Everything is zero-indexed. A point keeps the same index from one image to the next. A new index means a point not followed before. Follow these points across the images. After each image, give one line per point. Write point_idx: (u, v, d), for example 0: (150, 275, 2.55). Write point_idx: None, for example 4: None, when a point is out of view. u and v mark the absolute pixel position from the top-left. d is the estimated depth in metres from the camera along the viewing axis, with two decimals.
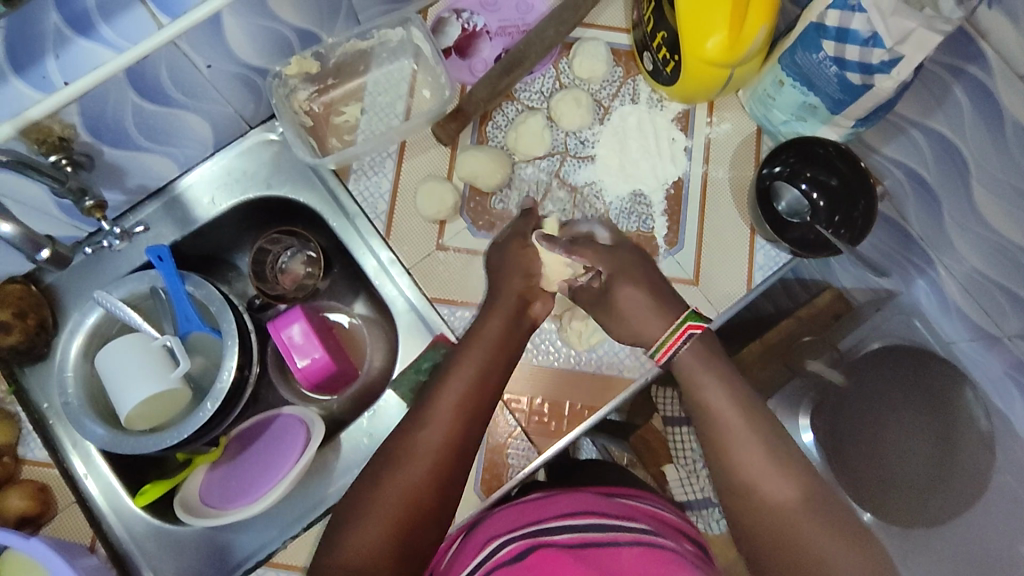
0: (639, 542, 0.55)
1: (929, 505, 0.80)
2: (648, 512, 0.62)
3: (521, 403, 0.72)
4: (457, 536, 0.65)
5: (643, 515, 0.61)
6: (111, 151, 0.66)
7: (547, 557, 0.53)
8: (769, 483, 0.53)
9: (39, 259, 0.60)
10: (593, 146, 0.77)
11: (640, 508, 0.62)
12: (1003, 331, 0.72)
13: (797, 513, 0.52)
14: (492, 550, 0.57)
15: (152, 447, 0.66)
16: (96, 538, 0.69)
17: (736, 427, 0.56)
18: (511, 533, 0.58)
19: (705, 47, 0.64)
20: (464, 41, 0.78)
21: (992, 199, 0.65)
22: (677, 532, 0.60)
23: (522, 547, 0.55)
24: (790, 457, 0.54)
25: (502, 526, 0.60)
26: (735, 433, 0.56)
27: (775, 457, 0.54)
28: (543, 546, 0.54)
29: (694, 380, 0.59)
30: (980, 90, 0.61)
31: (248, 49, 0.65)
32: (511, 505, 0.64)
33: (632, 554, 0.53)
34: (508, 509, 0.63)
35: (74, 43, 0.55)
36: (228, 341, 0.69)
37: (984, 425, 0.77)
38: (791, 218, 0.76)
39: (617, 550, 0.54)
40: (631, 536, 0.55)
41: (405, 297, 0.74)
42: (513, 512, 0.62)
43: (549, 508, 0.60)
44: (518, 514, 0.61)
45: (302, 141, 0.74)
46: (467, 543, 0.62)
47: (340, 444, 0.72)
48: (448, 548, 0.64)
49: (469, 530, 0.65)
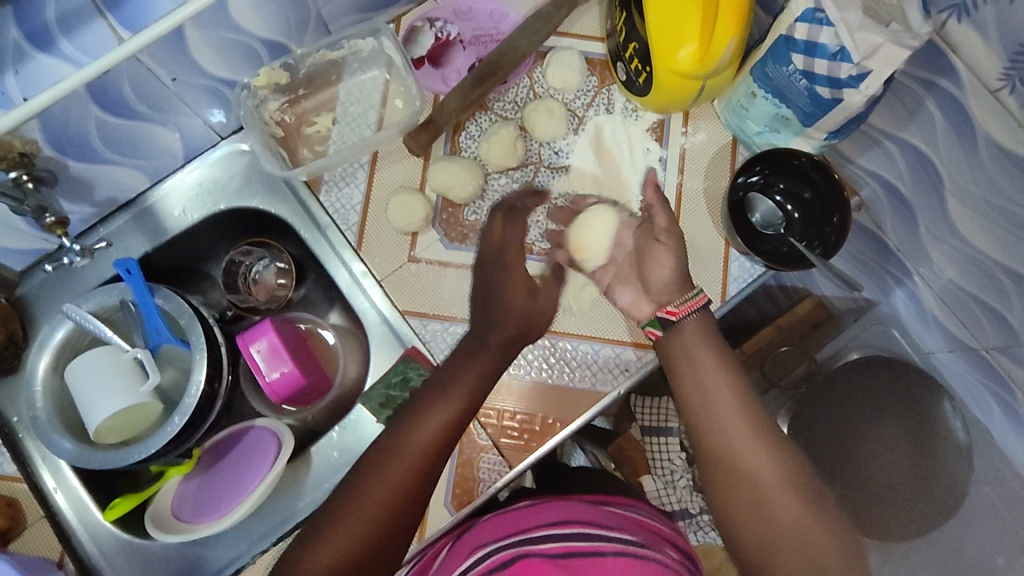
0: (625, 551, 0.55)
1: (888, 520, 0.80)
2: (637, 520, 0.61)
3: (492, 417, 0.72)
4: (444, 542, 0.65)
5: (632, 524, 0.60)
6: (77, 165, 0.65)
7: (532, 567, 0.53)
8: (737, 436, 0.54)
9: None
10: (567, 157, 0.76)
11: (630, 518, 0.61)
12: (980, 344, 0.71)
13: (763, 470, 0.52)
14: (477, 560, 0.57)
15: (119, 462, 0.66)
16: (65, 554, 0.69)
17: (718, 396, 0.55)
18: (499, 542, 0.57)
19: (677, 57, 0.63)
20: (438, 50, 0.77)
21: (967, 213, 0.64)
22: (662, 539, 0.60)
23: (506, 558, 0.55)
24: (758, 415, 0.55)
25: (491, 534, 0.60)
26: (710, 381, 0.56)
27: (756, 427, 0.54)
28: (527, 555, 0.54)
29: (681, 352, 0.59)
30: (952, 103, 0.60)
31: (215, 62, 0.65)
32: (503, 511, 0.64)
33: (617, 563, 0.53)
34: (497, 516, 0.62)
35: (35, 58, 0.54)
36: (197, 354, 0.69)
37: (962, 438, 0.77)
38: (765, 230, 0.75)
39: (602, 559, 0.54)
40: (616, 545, 0.55)
41: (377, 309, 0.74)
42: (500, 520, 0.62)
43: (538, 516, 0.59)
44: (505, 524, 0.60)
45: (272, 152, 0.73)
46: (456, 549, 0.62)
47: (310, 457, 0.72)
48: (434, 557, 0.64)
49: (457, 536, 0.65)
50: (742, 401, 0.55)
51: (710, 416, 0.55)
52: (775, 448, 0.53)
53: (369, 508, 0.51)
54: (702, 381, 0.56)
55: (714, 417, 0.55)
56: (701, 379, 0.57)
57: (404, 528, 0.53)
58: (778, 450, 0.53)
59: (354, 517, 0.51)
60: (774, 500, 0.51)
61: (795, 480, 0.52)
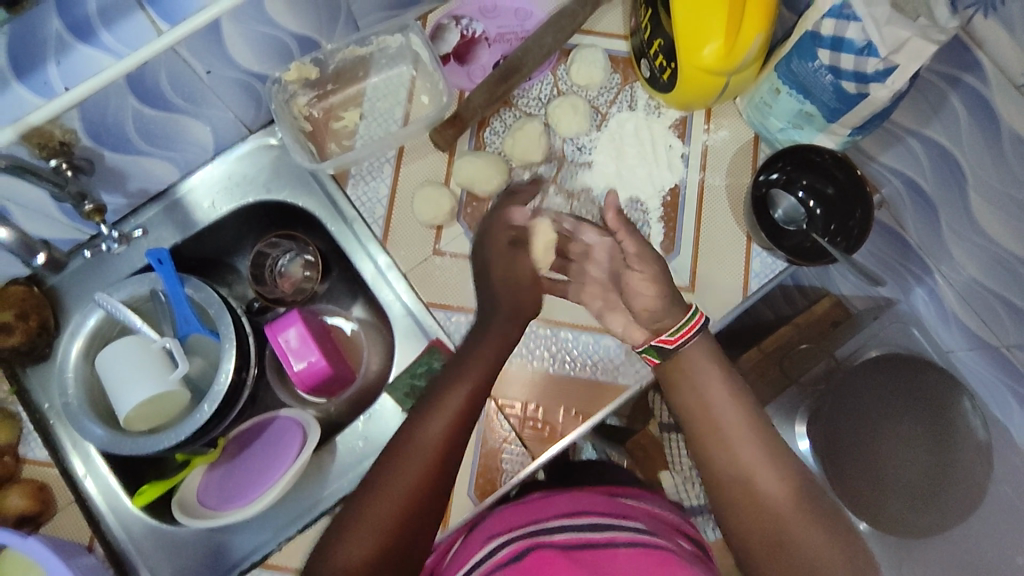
0: (637, 541, 0.55)
1: (915, 517, 0.80)
2: (645, 511, 0.62)
3: (515, 408, 0.72)
4: (459, 536, 0.66)
5: (642, 514, 0.61)
6: (112, 156, 0.67)
7: (544, 559, 0.53)
8: (738, 440, 0.57)
9: (35, 265, 0.65)
10: (590, 152, 0.77)
11: (642, 509, 0.62)
12: (1001, 341, 0.71)
13: (765, 473, 0.56)
14: (493, 549, 0.57)
15: (150, 448, 0.67)
16: (94, 538, 0.70)
17: (721, 405, 0.59)
18: (513, 532, 0.58)
19: (702, 54, 0.64)
20: (463, 47, 0.78)
21: (990, 209, 0.65)
22: (672, 529, 0.61)
23: (521, 548, 0.55)
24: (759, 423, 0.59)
25: (505, 525, 0.60)
26: (712, 396, 0.60)
27: (756, 434, 0.58)
28: (540, 546, 0.55)
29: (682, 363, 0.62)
30: (976, 99, 0.61)
31: (249, 56, 0.66)
32: (514, 504, 0.65)
33: (629, 554, 0.54)
34: (510, 508, 0.63)
35: (75, 48, 0.55)
36: (226, 344, 0.70)
37: (981, 435, 0.77)
38: (787, 226, 0.75)
39: (614, 551, 0.54)
40: (627, 536, 0.56)
41: (401, 301, 0.75)
42: (514, 511, 0.62)
43: (549, 508, 0.60)
44: (517, 514, 0.61)
45: (302, 146, 0.74)
46: (471, 540, 0.62)
47: (335, 447, 0.73)
48: (449, 549, 0.64)
49: (471, 529, 0.65)
50: (744, 410, 0.59)
51: (711, 416, 0.59)
52: (774, 452, 0.57)
53: (391, 500, 0.53)
54: (706, 392, 0.60)
55: (716, 422, 0.59)
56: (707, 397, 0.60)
57: (417, 526, 0.53)
58: (777, 458, 0.57)
59: (374, 521, 0.52)
60: (778, 499, 0.54)
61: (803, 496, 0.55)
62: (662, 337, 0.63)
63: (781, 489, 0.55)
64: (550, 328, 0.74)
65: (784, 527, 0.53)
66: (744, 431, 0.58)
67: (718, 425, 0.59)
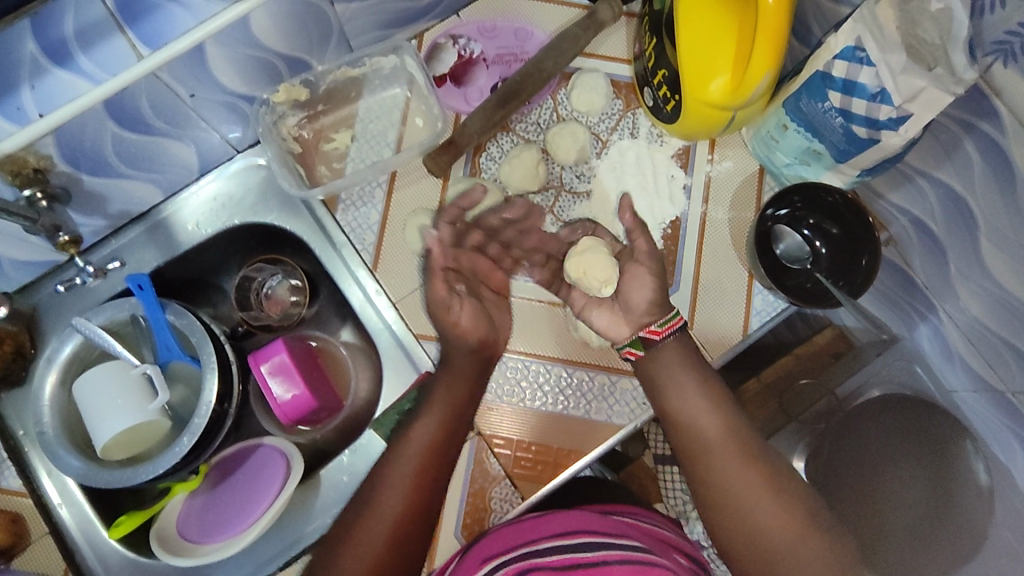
0: (630, 558, 0.53)
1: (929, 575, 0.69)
2: (646, 530, 0.60)
3: (507, 446, 0.70)
4: (454, 557, 0.63)
5: (640, 533, 0.59)
6: (91, 179, 0.64)
7: None
8: (717, 442, 0.57)
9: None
10: (589, 181, 0.75)
11: (640, 527, 0.60)
12: (1007, 387, 0.66)
13: (746, 482, 0.55)
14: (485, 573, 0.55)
15: (126, 481, 0.65)
16: (69, 571, 0.68)
17: (698, 412, 0.59)
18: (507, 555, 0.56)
19: (708, 89, 0.61)
20: (460, 68, 0.76)
21: (999, 255, 0.62)
22: (670, 547, 0.58)
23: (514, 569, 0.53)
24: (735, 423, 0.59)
25: (499, 546, 0.58)
26: (690, 403, 0.60)
27: (735, 440, 0.57)
28: (533, 568, 0.53)
29: (660, 374, 0.62)
30: (992, 146, 0.58)
31: (233, 77, 0.63)
32: (504, 526, 0.62)
33: (623, 571, 0.52)
34: (505, 528, 0.61)
35: (51, 73, 0.52)
36: (207, 373, 0.67)
37: (983, 480, 0.69)
38: (791, 263, 0.73)
39: (606, 569, 0.52)
40: (620, 553, 0.53)
41: (389, 330, 0.73)
42: (509, 531, 0.60)
43: (543, 528, 0.58)
44: (512, 534, 0.59)
45: (290, 170, 0.72)
46: (464, 562, 0.60)
47: (319, 481, 0.71)
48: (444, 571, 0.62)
49: (466, 550, 0.63)
50: (722, 414, 0.59)
51: (688, 422, 0.59)
52: (751, 452, 0.57)
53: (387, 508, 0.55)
54: (684, 400, 0.60)
55: (696, 430, 0.59)
56: (683, 401, 0.60)
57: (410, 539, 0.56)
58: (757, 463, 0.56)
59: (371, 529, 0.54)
60: (762, 512, 0.54)
61: (815, 530, 0.53)
62: (649, 328, 0.63)
63: (763, 496, 0.54)
64: (542, 364, 0.72)
65: (769, 539, 0.53)
66: (723, 435, 0.58)
67: (695, 432, 0.59)
